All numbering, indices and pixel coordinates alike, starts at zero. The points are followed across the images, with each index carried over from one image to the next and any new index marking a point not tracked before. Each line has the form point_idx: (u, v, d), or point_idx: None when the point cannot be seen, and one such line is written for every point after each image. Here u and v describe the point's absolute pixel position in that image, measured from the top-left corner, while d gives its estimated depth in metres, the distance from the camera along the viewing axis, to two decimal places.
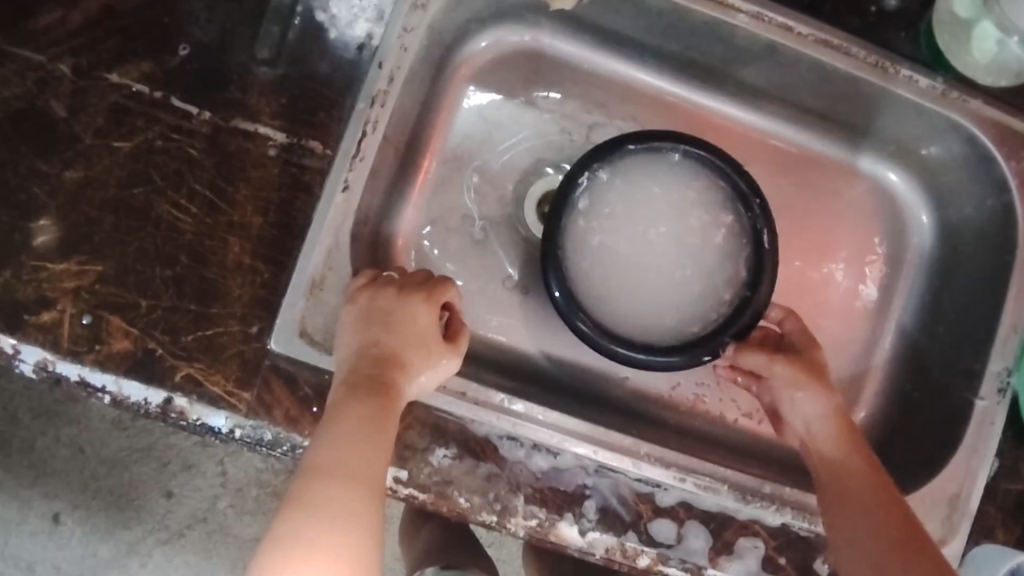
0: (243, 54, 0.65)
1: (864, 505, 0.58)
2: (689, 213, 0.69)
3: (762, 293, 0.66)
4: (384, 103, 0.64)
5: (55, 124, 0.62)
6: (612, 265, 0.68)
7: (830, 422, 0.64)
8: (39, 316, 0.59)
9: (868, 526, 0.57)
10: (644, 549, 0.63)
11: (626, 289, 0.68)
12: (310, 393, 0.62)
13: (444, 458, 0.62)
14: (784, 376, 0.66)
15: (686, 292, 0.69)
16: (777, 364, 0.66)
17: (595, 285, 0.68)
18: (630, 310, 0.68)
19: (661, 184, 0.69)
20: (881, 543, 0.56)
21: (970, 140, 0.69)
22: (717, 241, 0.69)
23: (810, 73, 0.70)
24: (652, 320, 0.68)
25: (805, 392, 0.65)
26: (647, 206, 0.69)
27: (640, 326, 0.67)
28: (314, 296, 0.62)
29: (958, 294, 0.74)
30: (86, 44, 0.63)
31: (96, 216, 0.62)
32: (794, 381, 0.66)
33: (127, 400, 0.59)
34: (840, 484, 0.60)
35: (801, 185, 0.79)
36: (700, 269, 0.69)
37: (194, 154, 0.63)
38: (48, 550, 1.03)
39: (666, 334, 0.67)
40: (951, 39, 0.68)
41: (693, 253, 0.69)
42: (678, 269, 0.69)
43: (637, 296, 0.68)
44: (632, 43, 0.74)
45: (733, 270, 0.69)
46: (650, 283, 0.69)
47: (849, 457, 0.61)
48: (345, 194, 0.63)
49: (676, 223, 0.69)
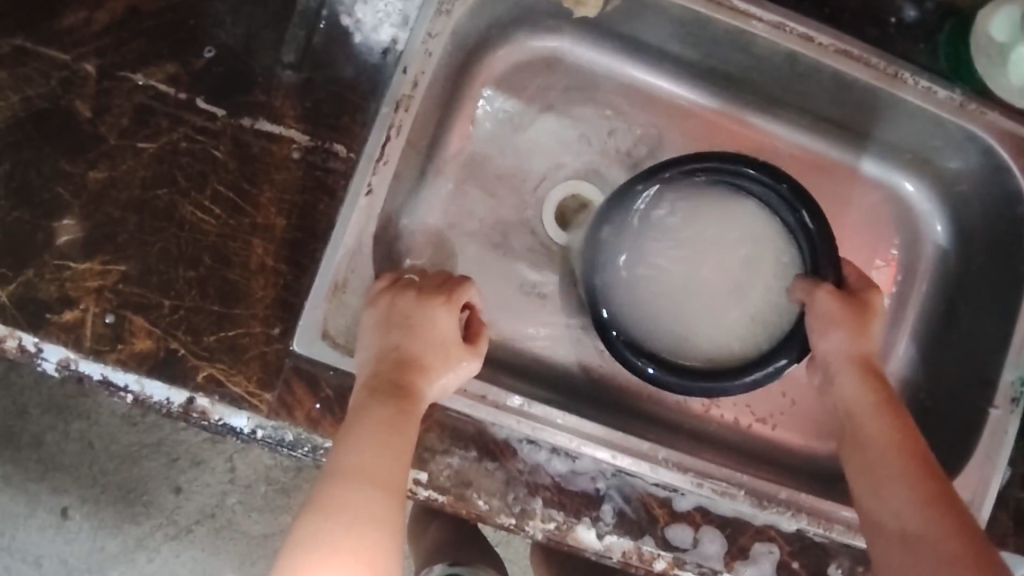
0: (268, 57, 0.65)
1: (890, 461, 0.59)
2: (732, 232, 0.68)
3: (830, 273, 0.65)
4: (408, 109, 0.65)
5: (79, 124, 0.62)
6: (674, 302, 0.68)
7: (854, 370, 0.65)
8: (62, 316, 0.59)
9: (895, 481, 0.58)
10: (659, 552, 0.63)
11: (699, 329, 0.68)
12: (331, 394, 0.62)
13: (464, 460, 0.62)
14: (823, 310, 0.64)
15: (755, 301, 0.68)
16: (821, 293, 0.64)
17: (661, 322, 0.68)
18: (706, 338, 0.67)
19: (693, 209, 0.68)
20: (910, 497, 0.56)
21: (986, 152, 0.70)
22: (768, 247, 0.68)
23: (830, 82, 0.71)
24: (733, 341, 0.67)
25: (835, 330, 0.64)
26: (689, 235, 0.69)
27: (720, 351, 0.67)
28: (336, 299, 0.63)
29: (971, 303, 0.75)
30: (111, 45, 0.63)
31: (120, 216, 0.62)
32: (825, 318, 0.64)
33: (149, 399, 0.60)
34: (869, 440, 0.61)
35: (835, 205, 0.79)
36: (767, 279, 0.68)
37: (219, 156, 0.64)
38: (56, 544, 1.03)
39: (747, 350, 0.67)
40: (988, 61, 0.68)
41: (753, 270, 0.68)
42: (742, 282, 0.68)
43: (715, 333, 0.68)
44: (652, 49, 0.75)
45: (789, 256, 0.67)
46: (722, 315, 0.68)
47: (878, 411, 0.62)
48: (368, 197, 0.63)
49: (722, 240, 0.69)
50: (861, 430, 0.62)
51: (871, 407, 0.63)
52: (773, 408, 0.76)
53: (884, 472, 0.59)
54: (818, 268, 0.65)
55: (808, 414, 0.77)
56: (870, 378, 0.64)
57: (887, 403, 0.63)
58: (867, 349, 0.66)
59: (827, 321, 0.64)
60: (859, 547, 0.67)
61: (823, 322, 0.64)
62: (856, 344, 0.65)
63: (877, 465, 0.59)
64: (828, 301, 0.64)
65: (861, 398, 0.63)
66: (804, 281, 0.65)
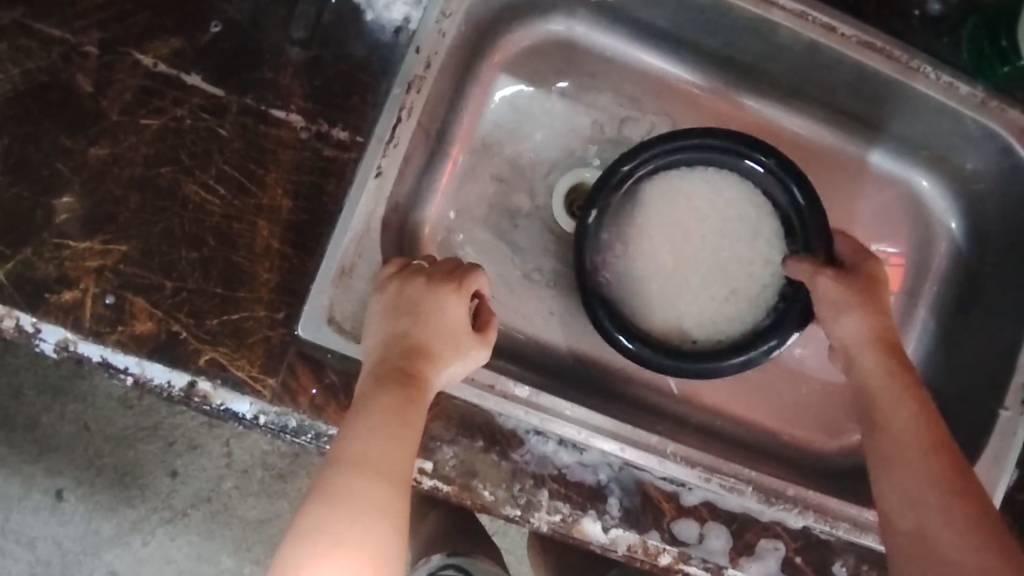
0: (276, 34, 0.63)
1: (908, 455, 0.57)
2: (712, 207, 0.70)
3: (824, 250, 0.64)
4: (420, 89, 0.64)
5: (80, 98, 0.61)
6: (655, 277, 0.71)
7: (874, 353, 0.62)
8: (61, 296, 0.58)
9: (918, 479, 0.56)
10: (665, 547, 0.63)
11: (680, 306, 0.70)
12: (337, 381, 0.61)
13: (470, 450, 0.61)
14: (829, 297, 0.63)
15: (736, 277, 0.70)
16: (823, 278, 0.63)
17: (641, 297, 0.71)
18: (688, 312, 0.70)
19: (677, 185, 0.69)
20: (932, 495, 0.55)
21: (1005, 150, 0.68)
22: (749, 220, 0.69)
23: (849, 74, 0.69)
24: (712, 314, 0.70)
25: (845, 316, 0.63)
26: (668, 211, 0.70)
27: (699, 325, 0.70)
28: (343, 283, 0.62)
29: (985, 302, 0.74)
30: (114, 18, 0.62)
31: (121, 195, 0.60)
32: (834, 304, 0.63)
33: (149, 382, 0.58)
34: (890, 428, 0.59)
35: (833, 194, 0.78)
36: (747, 253, 0.70)
37: (223, 134, 0.62)
38: (50, 526, 1.02)
39: (726, 325, 0.69)
40: None
41: (731, 243, 0.70)
42: (722, 257, 0.70)
43: (696, 310, 0.70)
44: (669, 36, 0.73)
45: (773, 229, 0.69)
46: (701, 290, 0.71)
47: (899, 398, 0.60)
48: (378, 179, 0.62)
49: (706, 217, 0.70)
50: (881, 417, 0.60)
51: (891, 393, 0.60)
52: (779, 404, 0.76)
53: (902, 467, 0.57)
54: (811, 248, 0.65)
55: (817, 413, 0.76)
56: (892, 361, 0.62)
57: (909, 391, 0.60)
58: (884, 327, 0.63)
59: (833, 308, 0.63)
60: (865, 546, 0.66)
61: (834, 307, 0.63)
62: (872, 328, 0.62)
63: (894, 458, 0.58)
64: (833, 288, 0.63)
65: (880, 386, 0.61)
66: (804, 266, 0.64)
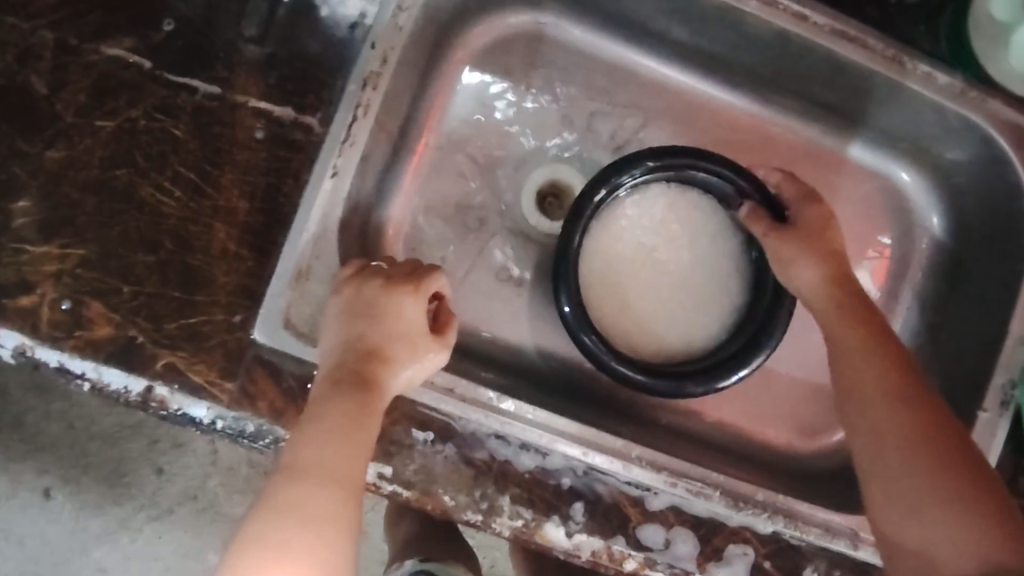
0: (230, 31, 0.62)
1: (875, 399, 0.56)
2: (699, 235, 0.71)
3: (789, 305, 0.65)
4: (376, 86, 0.62)
5: (35, 101, 0.60)
6: (622, 278, 0.71)
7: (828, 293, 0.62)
8: (19, 301, 0.58)
9: (890, 425, 0.55)
10: (630, 552, 0.62)
11: (629, 315, 0.71)
12: (295, 385, 0.60)
13: (430, 454, 0.60)
14: (777, 249, 0.64)
15: (692, 304, 0.71)
16: (772, 235, 0.64)
17: (604, 295, 0.71)
18: (637, 323, 0.71)
19: (675, 206, 0.71)
20: (904, 441, 0.54)
21: (985, 141, 0.66)
22: (724, 265, 0.71)
23: (823, 65, 0.67)
24: (659, 332, 0.71)
25: (798, 268, 0.63)
26: (659, 219, 0.71)
27: (637, 324, 0.71)
28: (299, 287, 0.61)
29: (968, 299, 0.72)
30: (67, 18, 0.61)
31: (77, 198, 0.60)
32: (784, 256, 0.63)
33: (107, 387, 0.58)
34: (859, 374, 0.58)
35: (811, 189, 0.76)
36: (710, 291, 0.71)
37: (179, 136, 0.61)
38: (38, 524, 1.03)
39: (664, 349, 0.70)
40: (986, 44, 0.65)
41: (701, 275, 0.71)
42: (688, 280, 0.72)
43: (643, 323, 0.71)
44: (638, 26, 0.71)
45: (739, 285, 0.71)
46: (654, 308, 0.71)
47: (864, 348, 0.58)
48: (334, 179, 0.61)
49: (687, 239, 0.71)
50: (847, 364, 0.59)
51: (854, 338, 0.59)
52: (754, 405, 0.74)
53: (873, 414, 0.56)
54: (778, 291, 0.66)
55: (793, 414, 0.75)
56: (846, 299, 0.61)
57: (871, 335, 0.59)
58: (841, 268, 0.63)
59: (785, 260, 0.63)
60: (837, 551, 0.64)
61: (783, 257, 0.63)
62: (828, 275, 0.62)
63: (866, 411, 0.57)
64: (778, 240, 0.64)
65: (835, 324, 0.61)
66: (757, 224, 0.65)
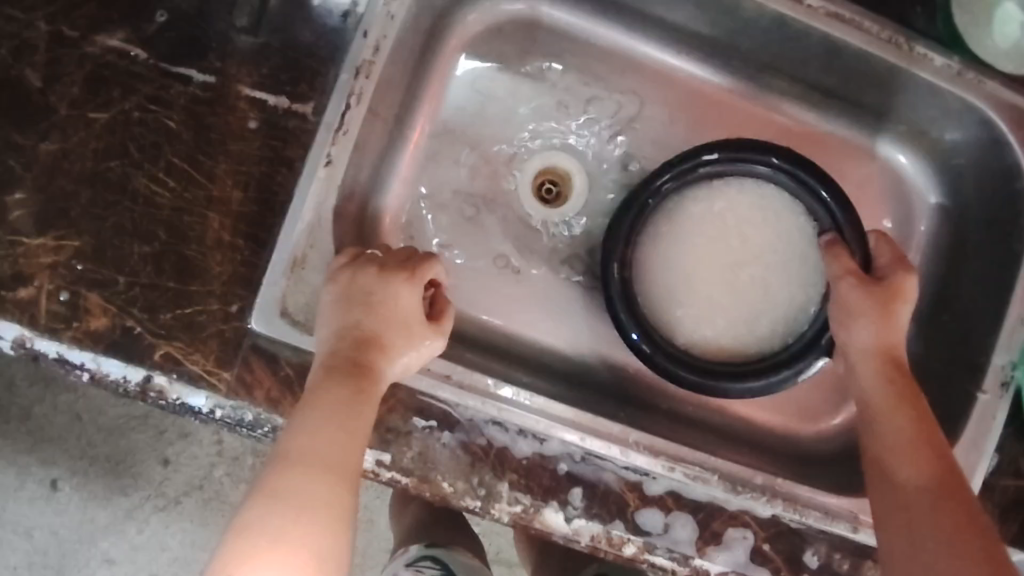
0: (222, 21, 0.62)
1: (902, 460, 0.56)
2: (766, 236, 0.70)
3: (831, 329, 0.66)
4: (369, 75, 0.63)
5: (29, 94, 0.60)
6: (683, 271, 0.71)
7: (878, 359, 0.60)
8: (17, 293, 0.58)
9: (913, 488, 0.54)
10: (630, 537, 0.62)
11: (687, 310, 0.71)
12: (292, 374, 0.60)
13: (427, 442, 0.60)
14: (848, 299, 0.62)
15: (736, 300, 0.71)
16: (846, 283, 0.62)
17: (658, 297, 0.71)
18: (693, 318, 0.71)
19: (746, 205, 0.70)
20: (925, 504, 0.53)
21: (983, 123, 0.65)
22: (789, 269, 0.70)
23: (818, 48, 0.66)
24: (715, 328, 0.71)
25: (859, 322, 0.61)
26: (728, 216, 0.70)
27: (672, 301, 0.71)
28: (295, 275, 0.61)
29: (967, 281, 0.71)
30: (61, 11, 0.61)
31: (72, 190, 0.60)
32: (851, 308, 0.62)
33: (106, 377, 0.58)
34: (888, 435, 0.57)
35: None
36: (771, 292, 0.70)
37: (172, 127, 0.61)
38: (47, 516, 1.04)
39: (715, 345, 0.70)
40: (971, 18, 0.65)
41: (763, 276, 0.71)
42: (751, 278, 0.71)
43: (696, 318, 0.71)
44: (632, 11, 0.71)
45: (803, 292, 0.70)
46: (710, 305, 0.71)
47: (896, 409, 0.58)
48: (328, 168, 0.62)
49: (754, 237, 0.70)
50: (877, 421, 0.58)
51: (888, 398, 0.59)
52: None
53: (898, 473, 0.55)
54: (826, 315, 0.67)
55: (792, 397, 0.74)
56: (894, 363, 0.60)
57: (907, 400, 0.58)
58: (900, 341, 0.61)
59: (851, 311, 0.62)
60: (837, 534, 0.64)
61: (848, 308, 0.62)
62: (883, 334, 0.60)
63: (891, 470, 0.56)
64: (853, 291, 0.62)
65: (878, 388, 0.60)
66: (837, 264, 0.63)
